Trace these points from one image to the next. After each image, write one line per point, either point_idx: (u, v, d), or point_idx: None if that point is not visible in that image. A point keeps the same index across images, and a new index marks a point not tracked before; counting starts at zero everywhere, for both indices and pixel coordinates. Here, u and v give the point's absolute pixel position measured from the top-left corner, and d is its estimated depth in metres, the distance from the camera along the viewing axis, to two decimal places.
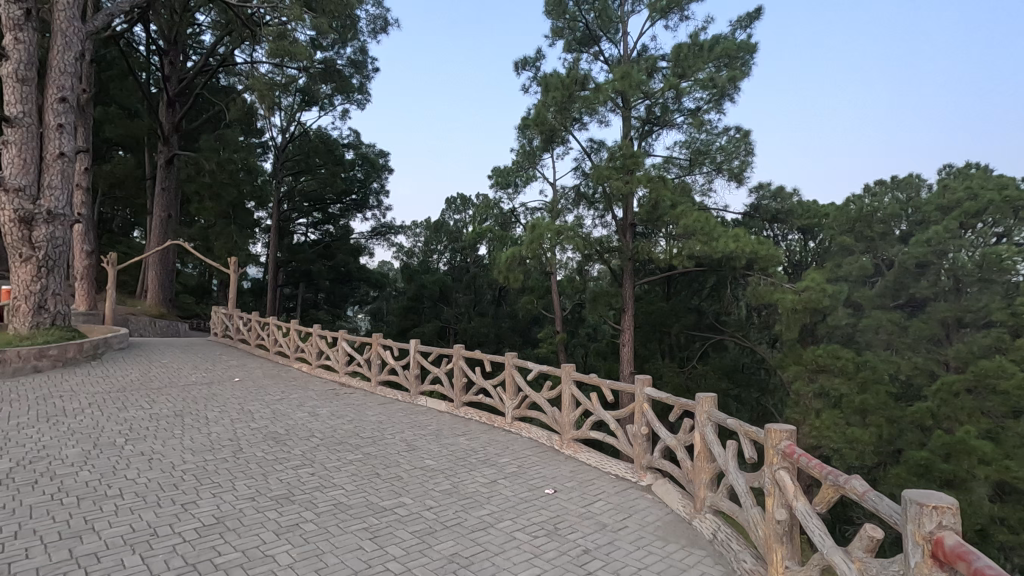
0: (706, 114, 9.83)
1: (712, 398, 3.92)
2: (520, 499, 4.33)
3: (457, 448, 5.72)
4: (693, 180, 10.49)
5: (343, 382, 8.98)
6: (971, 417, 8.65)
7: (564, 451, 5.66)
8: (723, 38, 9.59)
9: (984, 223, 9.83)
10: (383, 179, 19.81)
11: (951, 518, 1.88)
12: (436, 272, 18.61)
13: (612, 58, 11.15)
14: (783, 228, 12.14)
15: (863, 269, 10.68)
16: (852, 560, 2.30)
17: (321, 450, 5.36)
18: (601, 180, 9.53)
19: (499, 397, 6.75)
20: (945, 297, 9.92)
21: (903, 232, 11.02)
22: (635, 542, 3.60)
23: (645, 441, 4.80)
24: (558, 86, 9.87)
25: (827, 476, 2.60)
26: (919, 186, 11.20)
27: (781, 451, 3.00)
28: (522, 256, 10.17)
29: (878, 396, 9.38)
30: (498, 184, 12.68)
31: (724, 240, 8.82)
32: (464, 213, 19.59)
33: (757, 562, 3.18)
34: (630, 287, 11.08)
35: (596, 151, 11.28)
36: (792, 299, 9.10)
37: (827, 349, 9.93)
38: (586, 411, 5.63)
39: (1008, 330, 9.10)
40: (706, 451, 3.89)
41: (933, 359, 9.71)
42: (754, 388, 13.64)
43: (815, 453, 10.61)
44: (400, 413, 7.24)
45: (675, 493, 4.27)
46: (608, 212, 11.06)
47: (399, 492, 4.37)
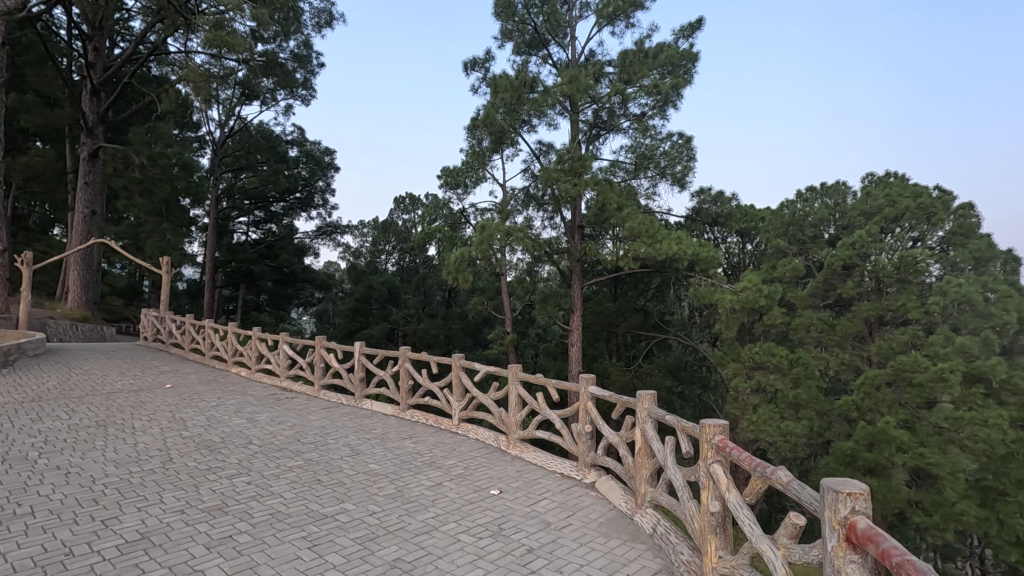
0: (650, 120, 10.10)
1: (652, 395, 4.03)
2: (465, 501, 4.31)
3: (403, 451, 5.64)
4: (639, 184, 10.73)
5: (285, 387, 8.67)
6: (890, 409, 9.28)
7: (510, 451, 5.69)
8: (666, 47, 9.90)
9: (902, 228, 10.58)
10: (329, 177, 19.21)
11: (864, 504, 2.00)
12: (384, 273, 18.24)
13: (561, 62, 11.29)
14: (722, 231, 12.60)
15: (795, 270, 11.26)
16: (778, 547, 2.41)
17: (259, 458, 5.16)
18: (550, 181, 9.59)
19: (446, 398, 6.68)
20: (868, 297, 10.61)
21: (831, 235, 11.72)
22: (578, 540, 3.65)
23: (589, 439, 4.88)
24: (507, 87, 9.87)
25: (756, 468, 2.71)
26: (845, 193, 11.92)
27: (714, 445, 3.12)
28: (471, 257, 10.08)
29: (810, 390, 9.94)
30: (447, 184, 12.50)
31: (667, 243, 9.13)
32: (414, 213, 19.32)
33: (693, 554, 3.28)
34: (579, 288, 11.21)
35: (545, 153, 11.38)
36: (732, 299, 9.48)
37: (763, 347, 10.40)
38: (532, 411, 5.65)
39: (922, 327, 9.76)
40: (645, 447, 3.99)
41: (857, 355, 10.37)
42: (697, 385, 14.18)
43: (753, 446, 11.12)
44: (345, 417, 7.06)
45: (617, 490, 4.36)
46: (557, 214, 11.20)
47: (341, 498, 4.25)
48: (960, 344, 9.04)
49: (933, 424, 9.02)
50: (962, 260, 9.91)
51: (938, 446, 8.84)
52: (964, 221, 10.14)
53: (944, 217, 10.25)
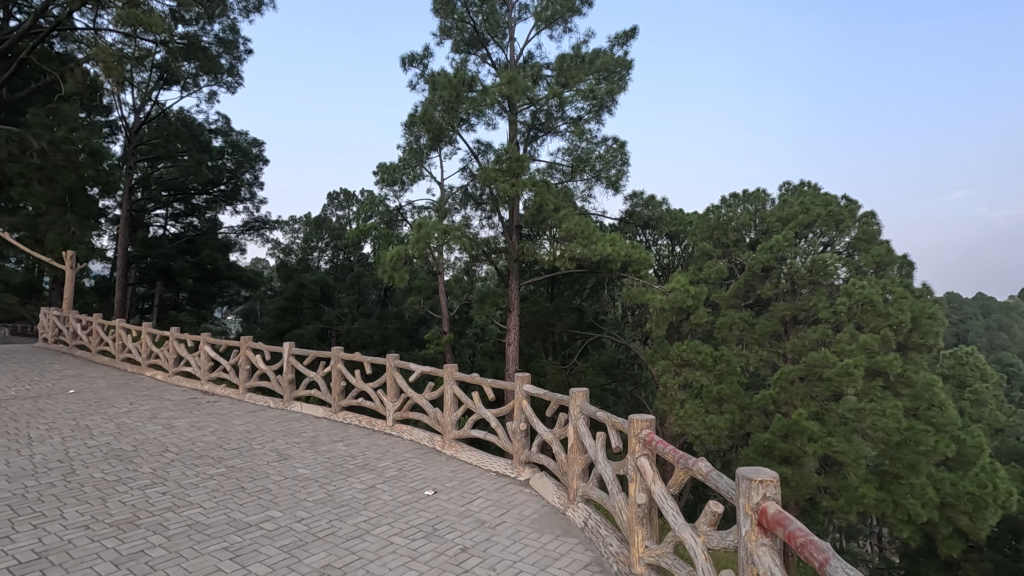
0: (586, 124, 10.32)
1: (585, 392, 4.13)
2: (399, 502, 4.25)
3: (334, 454, 5.48)
4: (575, 186, 10.93)
5: (206, 391, 8.19)
6: (803, 401, 9.98)
7: (445, 451, 5.66)
8: (602, 53, 10.16)
9: (814, 234, 11.39)
10: (256, 170, 18.33)
11: (774, 490, 2.15)
12: (316, 270, 17.58)
13: (499, 62, 11.32)
14: (653, 234, 13.06)
15: (719, 272, 11.89)
16: (699, 534, 2.54)
17: (177, 466, 4.85)
18: (488, 181, 9.58)
19: (380, 399, 6.55)
20: (784, 297, 11.35)
21: (752, 239, 12.43)
22: (511, 537, 3.68)
23: (524, 437, 4.94)
24: (445, 85, 9.78)
25: (679, 460, 2.84)
26: (765, 201, 12.66)
27: (641, 439, 3.24)
28: (408, 255, 9.89)
29: (732, 386, 10.52)
30: (383, 181, 12.23)
31: (602, 244, 9.36)
32: (348, 209, 18.73)
33: (622, 545, 3.40)
34: (516, 288, 11.31)
35: (483, 152, 11.38)
36: (662, 299, 9.90)
37: (690, 345, 10.89)
38: (467, 411, 5.65)
39: (830, 326, 10.51)
40: (578, 443, 4.09)
41: (774, 352, 11.09)
42: (629, 382, 14.68)
43: (680, 440, 11.63)
44: (272, 421, 6.77)
45: (551, 485, 4.44)
46: (495, 214, 11.23)
47: (267, 505, 4.07)
48: (863, 340, 9.85)
49: (840, 414, 9.78)
50: (866, 264, 10.79)
51: (844, 435, 9.60)
52: (867, 228, 11.10)
53: (850, 225, 11.15)
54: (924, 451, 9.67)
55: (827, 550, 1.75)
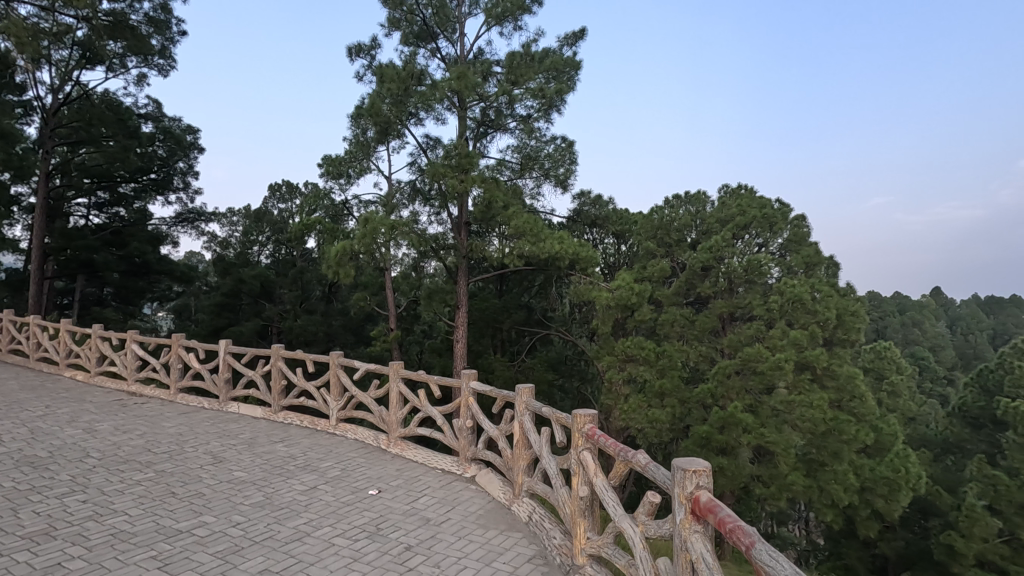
0: (536, 122, 10.37)
1: (530, 388, 4.17)
2: (342, 503, 4.16)
3: (273, 456, 5.29)
4: (524, 184, 11.00)
5: (133, 391, 7.71)
6: (738, 395, 10.46)
7: (390, 450, 5.58)
8: (551, 53, 10.28)
9: (750, 235, 11.93)
10: (190, 158, 17.46)
11: (706, 480, 2.25)
12: (257, 265, 16.89)
13: (449, 56, 11.19)
14: (600, 233, 13.31)
15: (662, 271, 12.27)
16: (637, 524, 2.63)
17: (99, 472, 4.55)
18: (437, 177, 9.47)
19: (323, 398, 6.38)
20: (722, 295, 11.85)
21: (693, 239, 12.91)
22: (456, 533, 3.69)
23: (470, 434, 4.95)
24: (394, 78, 9.61)
25: (619, 453, 2.93)
26: (705, 202, 13.15)
27: (584, 434, 3.31)
28: (354, 251, 9.64)
29: (673, 380, 10.90)
30: (328, 173, 11.88)
31: (550, 241, 9.44)
32: (291, 202, 18.06)
33: (565, 538, 3.47)
34: (465, 286, 11.26)
35: (432, 148, 11.24)
36: (608, 297, 10.14)
37: (634, 341, 11.17)
38: (413, 408, 5.59)
39: (764, 322, 11.05)
40: (523, 439, 4.13)
41: (712, 348, 11.59)
42: (576, 378, 14.92)
43: (624, 434, 11.95)
44: (206, 423, 6.46)
45: (497, 481, 4.47)
46: (444, 210, 11.13)
47: (200, 510, 3.89)
48: (793, 336, 10.42)
49: (773, 406, 10.32)
50: (796, 264, 11.44)
51: (775, 426, 10.16)
52: (798, 231, 11.75)
53: (783, 227, 11.77)
54: (847, 440, 10.34)
55: (753, 534, 1.86)
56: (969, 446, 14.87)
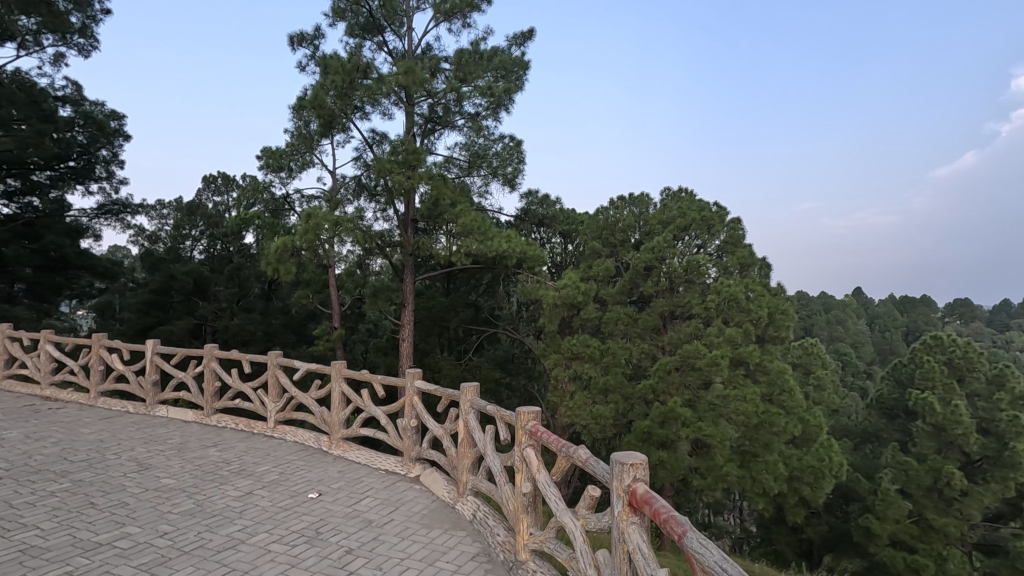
0: (484, 120, 10.34)
1: (475, 386, 4.17)
2: (280, 508, 4.02)
3: (205, 461, 5.04)
4: (472, 181, 10.96)
5: (47, 396, 7.14)
6: (678, 390, 10.84)
7: (332, 452, 5.44)
8: (499, 52, 10.30)
9: (689, 237, 12.37)
10: (115, 146, 16.40)
11: (643, 472, 2.33)
12: (189, 261, 16.02)
13: (397, 50, 10.98)
14: (548, 233, 13.45)
15: (607, 270, 12.56)
16: (578, 518, 2.69)
17: (7, 484, 4.19)
18: (382, 172, 9.28)
19: (260, 400, 6.13)
20: (663, 294, 12.26)
21: (637, 240, 13.25)
22: (400, 534, 3.64)
23: (414, 434, 4.89)
24: (338, 69, 9.29)
25: (561, 449, 2.97)
26: (648, 204, 13.56)
27: (528, 431, 3.34)
28: (295, 247, 9.30)
29: (617, 376, 11.16)
30: (267, 166, 11.41)
31: (497, 240, 9.43)
32: (227, 194, 17.23)
33: (509, 534, 3.49)
34: (411, 283, 11.09)
35: (378, 143, 11.02)
36: (554, 295, 10.27)
37: (579, 339, 11.36)
38: (356, 409, 5.47)
39: (702, 321, 11.49)
40: (468, 437, 4.12)
41: (654, 345, 11.96)
42: (523, 376, 15.01)
43: (570, 430, 12.16)
44: (131, 427, 6.08)
45: (441, 480, 4.44)
46: (390, 206, 10.90)
47: (123, 521, 3.66)
48: (728, 334, 10.88)
49: (709, 401, 10.74)
50: (732, 265, 11.96)
51: (712, 420, 10.59)
52: (733, 233, 12.30)
53: (720, 229, 12.29)
54: (777, 432, 10.93)
55: (685, 524, 1.94)
56: (884, 435, 16.05)
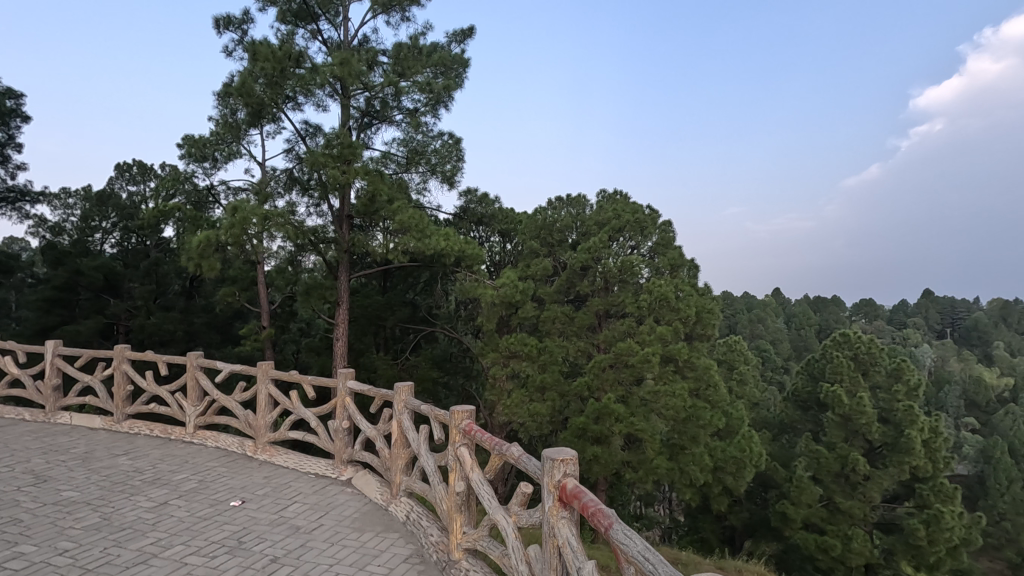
0: (422, 117, 10.20)
1: (410, 386, 4.11)
2: (198, 518, 3.79)
3: (113, 471, 4.67)
4: (410, 178, 10.78)
5: None
6: (612, 386, 11.15)
7: (257, 456, 5.20)
8: (439, 48, 10.21)
9: (624, 238, 12.74)
10: (11, 127, 14.89)
11: (572, 468, 2.38)
12: (99, 255, 14.79)
13: (332, 40, 10.62)
14: (487, 232, 13.47)
15: (545, 270, 12.73)
16: (510, 515, 2.71)
17: None
18: (316, 166, 8.95)
19: (178, 404, 5.76)
20: (598, 293, 12.57)
21: (573, 240, 13.51)
22: (329, 540, 3.53)
23: (346, 436, 4.76)
24: (268, 56, 8.82)
25: (494, 447, 2.99)
26: (585, 205, 13.84)
27: (462, 430, 3.32)
28: (219, 241, 8.78)
29: (553, 374, 11.36)
30: (190, 155, 10.73)
31: (435, 238, 9.29)
32: (143, 184, 16.05)
33: (443, 534, 3.47)
34: (346, 281, 10.75)
35: (311, 135, 10.62)
36: (492, 294, 10.28)
37: (517, 337, 11.44)
38: (284, 411, 5.25)
39: (635, 319, 11.86)
40: (402, 437, 4.05)
41: (589, 343, 12.23)
42: (461, 375, 14.91)
43: (507, 428, 12.23)
44: (28, 437, 5.54)
45: (374, 482, 4.35)
46: (324, 201, 10.52)
47: (16, 540, 3.33)
48: (659, 331, 11.29)
49: (641, 396, 11.10)
50: (663, 266, 12.42)
51: (643, 414, 10.97)
52: (665, 235, 12.79)
53: (652, 231, 12.74)
54: (703, 425, 11.46)
55: (611, 516, 2.00)
56: (799, 425, 17.20)
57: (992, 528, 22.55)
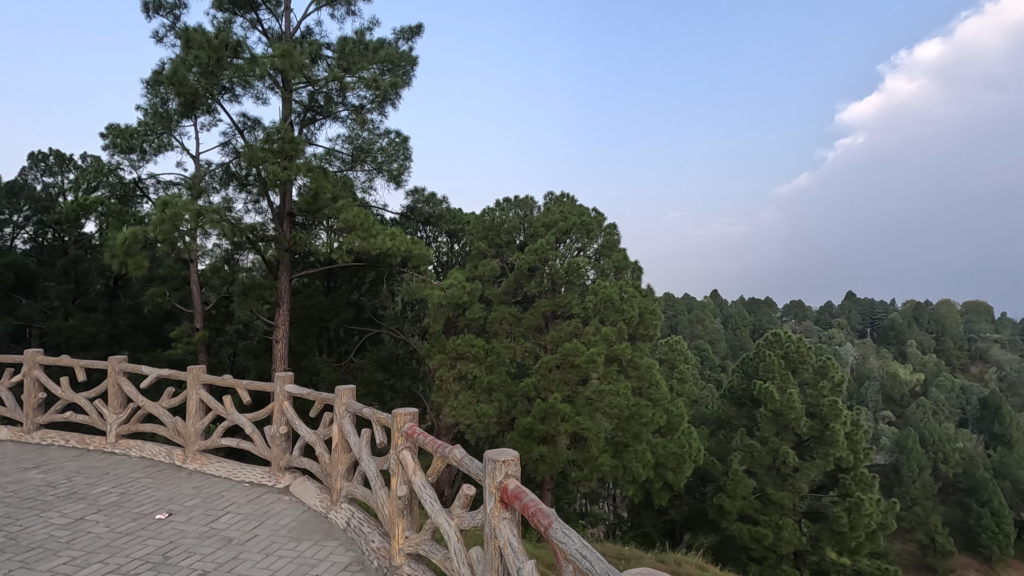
0: (369, 114, 9.96)
1: (351, 389, 4.01)
2: (118, 533, 3.54)
3: (22, 486, 4.30)
4: (355, 176, 10.53)
5: None
6: (558, 387, 11.27)
7: (187, 466, 4.93)
8: (386, 44, 10.02)
9: (570, 240, 12.88)
10: None
11: (514, 468, 2.39)
12: (9, 251, 13.60)
13: (273, 31, 10.22)
14: (434, 231, 13.35)
15: (492, 271, 12.71)
16: (452, 517, 2.69)
17: None
18: (255, 161, 8.57)
19: (98, 412, 5.37)
20: (545, 294, 12.68)
21: (521, 242, 13.57)
22: (264, 550, 3.39)
23: (284, 441, 4.59)
24: (203, 44, 8.37)
25: (437, 449, 2.96)
26: (533, 207, 13.91)
27: (404, 432, 3.27)
28: (147, 238, 8.25)
29: (500, 375, 11.40)
30: (115, 146, 10.06)
31: (381, 237, 9.09)
32: (61, 175, 14.89)
33: (384, 539, 3.41)
34: (287, 281, 10.31)
35: (250, 128, 10.18)
36: (440, 295, 10.20)
37: (465, 339, 11.37)
38: (217, 417, 5.00)
39: (581, 320, 12.03)
40: (343, 442, 3.94)
41: (536, 343, 12.33)
42: (407, 377, 14.65)
43: (454, 430, 12.15)
44: None
45: (313, 489, 4.21)
46: (263, 198, 10.09)
47: None
48: (604, 332, 11.50)
49: (587, 396, 11.27)
50: (608, 267, 12.68)
51: (588, 413, 11.17)
52: (610, 238, 13.06)
53: (597, 234, 12.96)
54: (645, 422, 11.76)
55: (551, 515, 2.02)
56: (735, 421, 17.98)
57: (906, 513, 24.37)
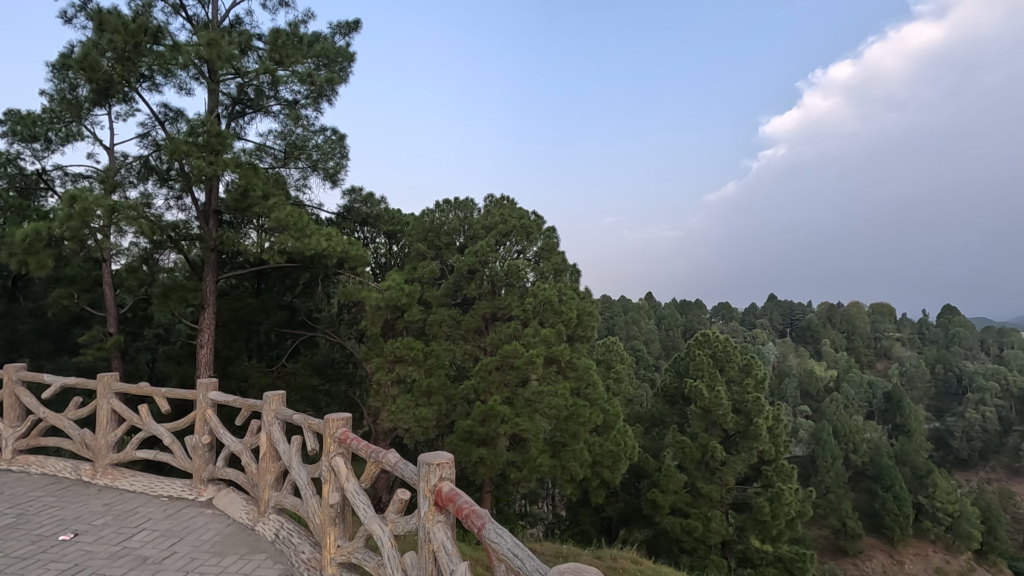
0: (303, 109, 9.61)
1: (281, 395, 3.85)
2: (15, 558, 3.23)
3: None
4: (288, 174, 10.14)
5: None
6: (498, 388, 11.26)
7: (96, 481, 4.57)
8: (320, 38, 9.74)
9: (510, 242, 12.93)
10: None
11: (449, 471, 2.38)
12: None
13: (198, 19, 9.70)
14: (372, 232, 13.08)
15: (432, 272, 12.55)
16: (386, 523, 2.64)
17: None
18: (177, 155, 8.08)
19: None
20: (485, 297, 12.65)
21: (461, 243, 13.48)
22: (184, 567, 3.19)
23: (207, 452, 4.35)
24: (118, 28, 7.78)
25: (370, 454, 2.90)
26: (473, 209, 13.88)
27: (337, 438, 3.17)
28: (52, 235, 7.57)
29: (439, 378, 11.30)
30: (14, 133, 9.20)
31: (316, 238, 8.78)
32: None
33: (315, 550, 3.30)
34: (213, 281, 9.64)
35: (172, 120, 9.58)
36: (377, 297, 10.00)
37: (403, 342, 11.14)
38: (131, 428, 4.66)
39: (520, 321, 12.09)
40: (271, 451, 3.78)
41: (476, 346, 12.31)
42: (343, 381, 14.21)
43: (392, 435, 11.93)
44: None
45: (238, 501, 4.01)
46: (187, 194, 9.50)
47: None
48: (543, 333, 11.62)
49: (526, 397, 11.35)
50: (547, 270, 12.85)
51: (528, 415, 11.24)
52: (548, 241, 13.22)
53: (537, 237, 13.09)
54: (583, 422, 12.00)
55: (484, 516, 2.03)
56: (667, 418, 18.69)
57: (821, 501, 26.15)
